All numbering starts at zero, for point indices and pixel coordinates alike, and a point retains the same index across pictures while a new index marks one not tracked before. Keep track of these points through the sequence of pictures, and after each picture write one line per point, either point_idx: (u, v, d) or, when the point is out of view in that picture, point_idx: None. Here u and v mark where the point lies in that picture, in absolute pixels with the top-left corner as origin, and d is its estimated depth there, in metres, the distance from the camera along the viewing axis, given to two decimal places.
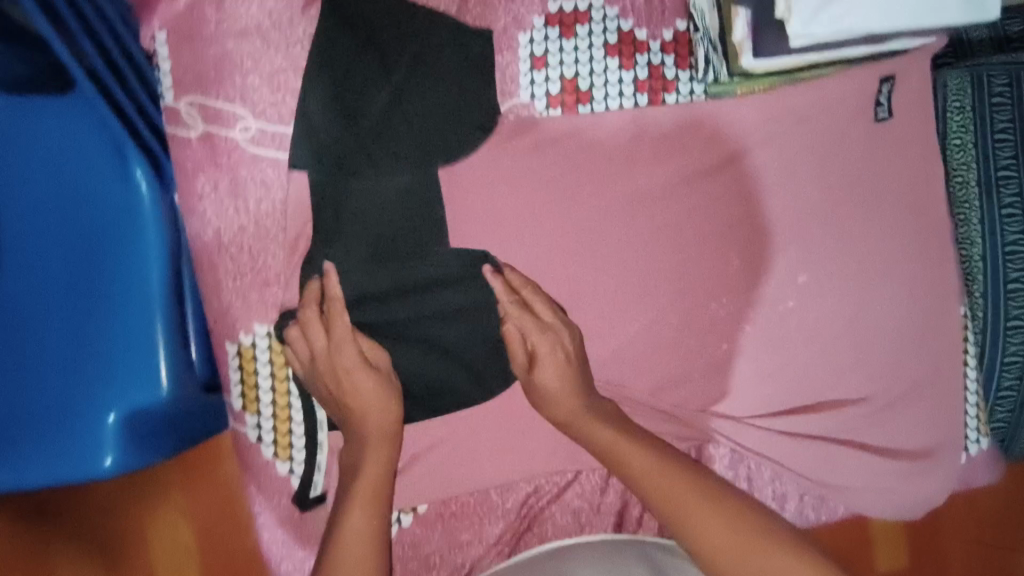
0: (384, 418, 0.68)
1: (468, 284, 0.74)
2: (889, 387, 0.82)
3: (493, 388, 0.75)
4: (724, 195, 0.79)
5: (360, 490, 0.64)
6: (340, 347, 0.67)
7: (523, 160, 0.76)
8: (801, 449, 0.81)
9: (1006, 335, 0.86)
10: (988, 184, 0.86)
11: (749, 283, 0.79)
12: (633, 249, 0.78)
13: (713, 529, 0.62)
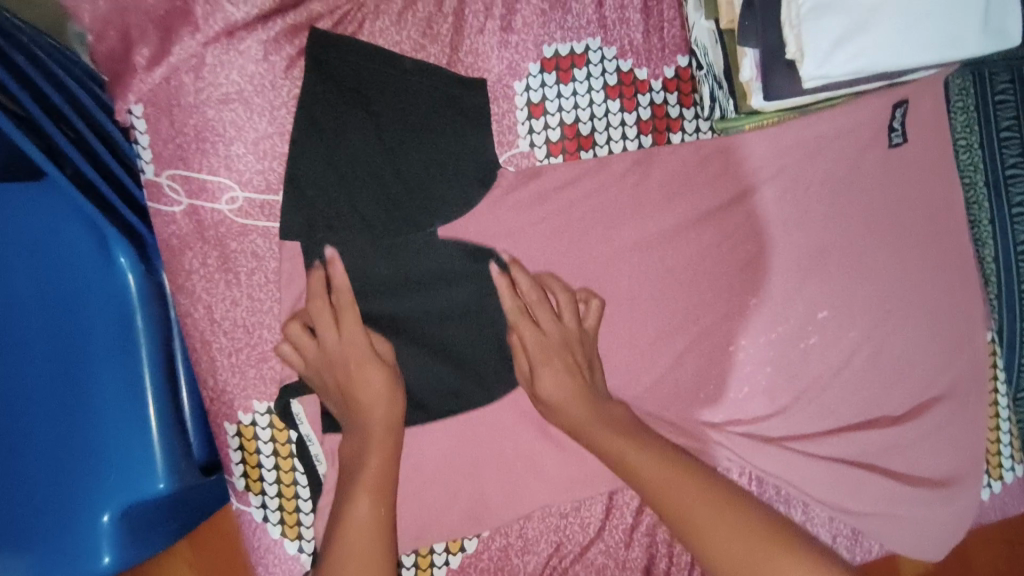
0: (390, 415, 0.64)
1: (468, 276, 0.71)
2: (932, 422, 0.75)
3: (494, 388, 0.72)
4: (738, 232, 0.75)
5: (365, 482, 0.61)
6: (349, 340, 0.64)
7: (524, 210, 0.72)
8: (826, 476, 0.73)
9: None
10: (997, 185, 0.79)
11: (770, 322, 0.75)
12: (646, 294, 0.74)
13: (723, 543, 0.55)
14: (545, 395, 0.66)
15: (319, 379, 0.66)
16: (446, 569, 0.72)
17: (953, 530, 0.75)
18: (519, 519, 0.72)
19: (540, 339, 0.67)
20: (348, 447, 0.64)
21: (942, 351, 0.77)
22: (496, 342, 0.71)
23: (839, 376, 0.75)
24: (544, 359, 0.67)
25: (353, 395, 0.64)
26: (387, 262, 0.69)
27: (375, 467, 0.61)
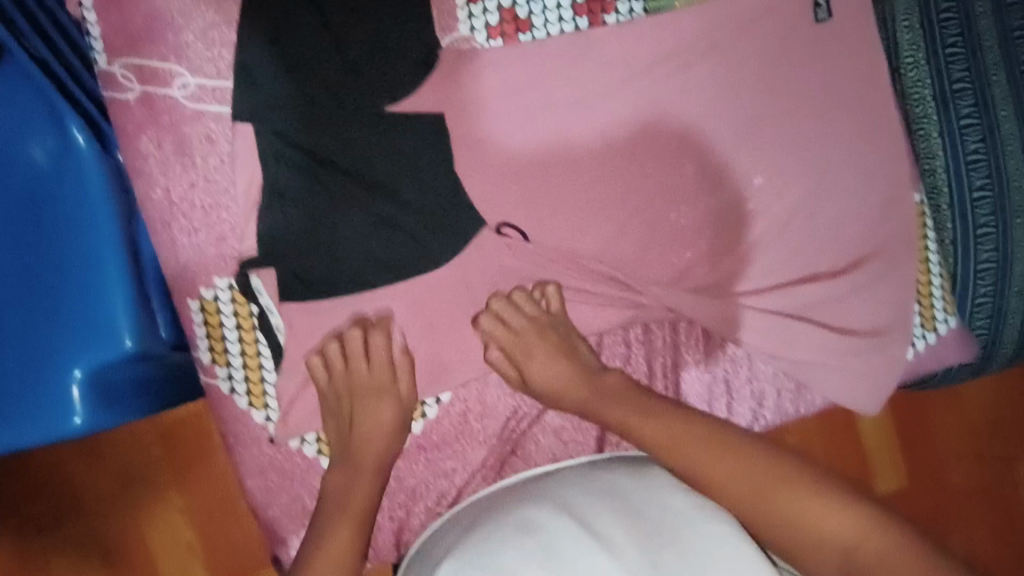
0: (383, 451, 0.73)
1: (412, 146, 0.75)
2: (864, 275, 0.80)
3: (442, 255, 0.75)
4: (675, 105, 0.78)
5: (348, 509, 0.69)
6: (376, 381, 0.73)
7: (467, 91, 0.75)
8: (763, 328, 0.80)
9: (977, 244, 0.82)
10: (943, 97, 0.81)
11: (707, 189, 0.79)
12: (588, 167, 0.78)
13: (723, 471, 0.67)
14: (535, 386, 0.75)
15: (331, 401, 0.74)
16: (408, 435, 0.77)
17: (881, 377, 0.81)
18: (477, 384, 0.77)
19: (532, 345, 0.74)
20: (335, 477, 0.72)
21: (874, 213, 0.81)
22: (449, 221, 0.75)
23: (776, 236, 0.80)
24: (531, 359, 0.75)
25: (359, 429, 0.72)
26: (339, 148, 0.73)
27: (360, 498, 0.70)
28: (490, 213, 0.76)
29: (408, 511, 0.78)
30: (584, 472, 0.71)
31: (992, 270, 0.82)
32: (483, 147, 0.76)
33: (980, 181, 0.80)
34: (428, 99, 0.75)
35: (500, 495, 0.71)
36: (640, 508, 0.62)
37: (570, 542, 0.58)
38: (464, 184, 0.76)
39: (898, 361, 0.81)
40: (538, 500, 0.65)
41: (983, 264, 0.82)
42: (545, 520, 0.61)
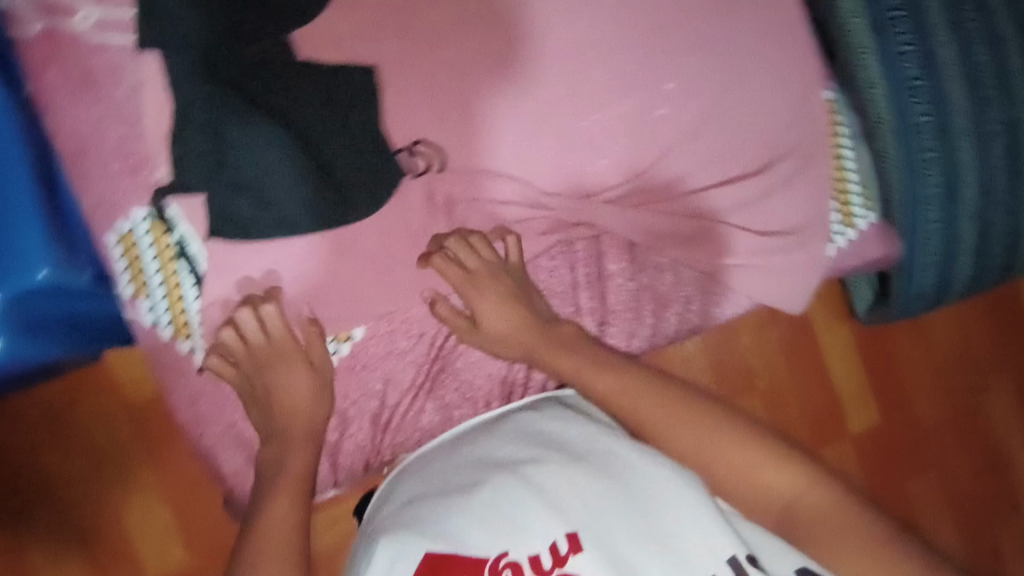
0: (310, 423, 0.75)
1: (330, 86, 0.76)
2: (774, 175, 0.83)
3: (361, 191, 0.76)
4: (580, 14, 0.79)
5: (286, 482, 0.72)
6: (279, 348, 0.75)
7: (372, 15, 0.78)
8: (682, 233, 0.82)
9: (922, 169, 0.94)
10: (880, 24, 0.92)
11: (619, 96, 0.79)
12: (498, 80, 0.78)
13: (693, 431, 0.71)
14: (493, 332, 0.79)
15: (246, 378, 0.75)
16: (337, 357, 0.79)
17: (802, 278, 0.85)
18: (401, 305, 0.80)
19: (481, 298, 0.78)
20: (270, 449, 0.74)
21: (782, 115, 0.83)
22: (369, 160, 0.76)
23: (688, 142, 0.81)
24: (485, 305, 0.79)
25: (280, 400, 0.75)
26: (256, 82, 0.75)
27: (296, 467, 0.73)
28: (402, 133, 0.78)
29: (341, 433, 0.81)
30: (536, 414, 0.77)
31: (937, 195, 0.95)
32: (391, 68, 0.77)
33: (919, 106, 0.92)
34: (335, 24, 0.77)
35: (457, 441, 0.78)
36: (579, 459, 0.69)
37: (512, 501, 0.66)
38: (379, 111, 0.77)
39: (812, 262, 0.85)
40: (488, 455, 0.72)
41: (931, 189, 0.94)
42: (492, 479, 0.68)
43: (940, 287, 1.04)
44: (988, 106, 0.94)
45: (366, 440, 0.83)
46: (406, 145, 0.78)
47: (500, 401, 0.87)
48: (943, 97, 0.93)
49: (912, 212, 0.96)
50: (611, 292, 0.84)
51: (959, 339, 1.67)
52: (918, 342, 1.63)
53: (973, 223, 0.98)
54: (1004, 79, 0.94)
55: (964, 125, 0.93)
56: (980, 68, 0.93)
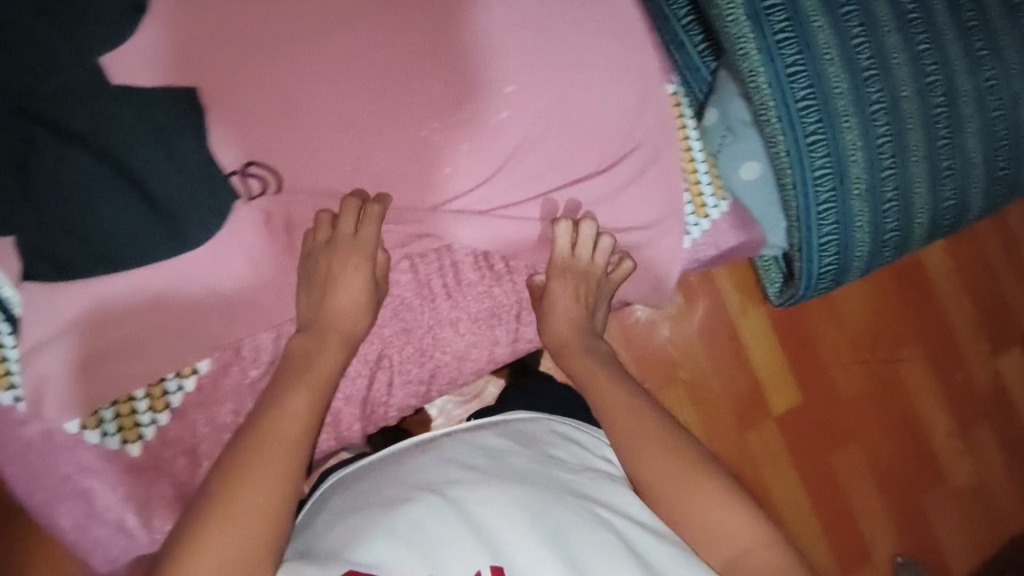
0: (349, 331, 0.71)
1: (147, 109, 0.72)
2: (622, 171, 0.83)
3: (190, 219, 0.73)
4: (410, 20, 0.78)
5: (310, 377, 0.66)
6: (357, 247, 0.72)
7: (188, 34, 0.74)
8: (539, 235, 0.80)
9: (810, 151, 0.99)
10: (756, 15, 0.97)
11: (456, 103, 0.78)
12: (328, 96, 0.76)
13: (657, 462, 0.68)
14: (551, 310, 0.79)
15: (314, 259, 0.72)
16: (181, 395, 0.74)
17: (658, 269, 0.86)
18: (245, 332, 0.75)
19: (564, 275, 0.79)
20: (302, 338, 0.70)
21: (626, 107, 0.83)
22: (196, 187, 0.73)
23: (535, 141, 0.80)
24: (563, 281, 0.79)
25: (334, 294, 0.71)
26: (67, 112, 0.70)
27: (324, 368, 0.68)
28: (234, 155, 0.75)
29: (192, 474, 0.74)
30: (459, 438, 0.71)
31: (826, 175, 1.00)
32: (216, 85, 0.74)
33: (799, 91, 0.97)
34: (152, 41, 0.73)
35: (388, 459, 0.70)
36: (520, 482, 0.65)
37: (448, 518, 0.59)
38: (204, 133, 0.74)
39: (670, 258, 0.87)
40: (427, 472, 0.65)
41: (818, 169, 0.99)
42: (431, 498, 0.61)
43: (840, 266, 1.08)
44: (868, 84, 1.00)
45: None
46: (237, 167, 0.75)
47: (360, 427, 0.79)
48: (823, 79, 0.98)
49: (805, 196, 1.00)
50: (471, 301, 0.81)
51: (897, 310, 1.50)
52: (837, 316, 1.47)
53: (863, 199, 1.02)
54: (880, 59, 1.01)
55: (847, 104, 0.99)
56: (856, 51, 1.00)
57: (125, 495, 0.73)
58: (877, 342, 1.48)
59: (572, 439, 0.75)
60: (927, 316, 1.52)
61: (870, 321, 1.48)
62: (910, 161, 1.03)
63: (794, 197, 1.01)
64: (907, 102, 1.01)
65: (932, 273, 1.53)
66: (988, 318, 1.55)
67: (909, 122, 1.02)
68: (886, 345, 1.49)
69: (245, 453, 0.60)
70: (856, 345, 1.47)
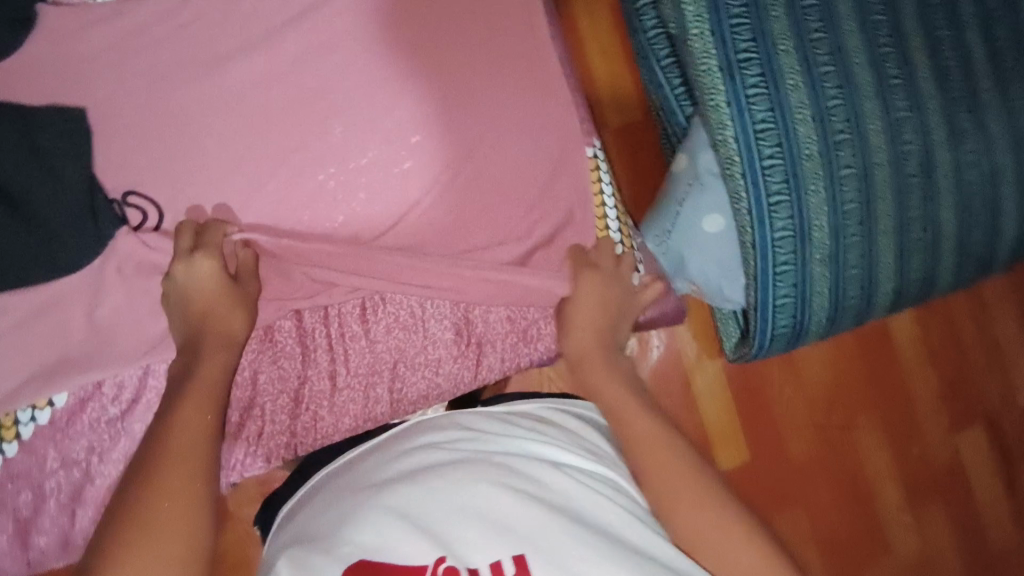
0: (226, 333, 0.68)
1: (32, 127, 0.69)
2: (529, 234, 0.80)
3: (62, 243, 0.69)
4: (316, 57, 0.75)
5: (197, 390, 0.63)
6: (205, 252, 0.68)
7: (77, 49, 0.71)
8: (432, 296, 0.78)
9: (771, 212, 0.94)
10: (730, 66, 0.94)
11: (355, 149, 0.75)
12: (221, 130, 0.73)
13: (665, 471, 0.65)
14: (572, 317, 0.78)
15: (169, 288, 0.69)
16: (34, 426, 0.70)
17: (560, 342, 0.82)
18: (112, 369, 0.71)
19: (590, 282, 0.79)
20: (182, 356, 0.67)
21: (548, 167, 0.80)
22: (72, 209, 0.69)
23: (440, 194, 0.76)
24: (587, 287, 0.79)
25: (194, 304, 0.68)
26: None
27: (212, 372, 0.65)
28: (114, 181, 0.71)
29: (36, 510, 0.72)
30: (458, 425, 0.68)
31: (786, 236, 0.95)
32: (102, 106, 0.71)
33: (766, 148, 0.93)
34: (38, 55, 0.70)
35: (387, 448, 0.67)
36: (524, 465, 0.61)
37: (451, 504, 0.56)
38: (88, 155, 0.70)
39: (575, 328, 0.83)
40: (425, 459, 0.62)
41: (779, 231, 0.95)
42: (433, 481, 0.58)
43: (794, 329, 1.03)
44: (839, 148, 0.95)
45: (65, 520, 0.73)
46: (117, 196, 0.71)
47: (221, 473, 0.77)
48: (793, 138, 0.94)
49: (763, 254, 0.96)
50: (352, 355, 0.77)
51: (858, 376, 1.36)
52: (792, 373, 1.33)
53: (824, 265, 0.98)
54: (855, 123, 0.96)
55: (816, 166, 0.95)
56: (830, 112, 0.95)
57: None
58: (832, 408, 1.34)
59: (567, 432, 0.71)
60: (892, 382, 1.37)
61: (824, 383, 1.34)
62: (877, 229, 0.98)
63: (750, 256, 0.97)
64: (880, 170, 0.97)
65: (896, 336, 1.38)
66: (948, 384, 1.40)
67: (880, 190, 0.97)
68: (841, 412, 1.34)
69: (153, 470, 0.58)
70: (810, 406, 1.34)
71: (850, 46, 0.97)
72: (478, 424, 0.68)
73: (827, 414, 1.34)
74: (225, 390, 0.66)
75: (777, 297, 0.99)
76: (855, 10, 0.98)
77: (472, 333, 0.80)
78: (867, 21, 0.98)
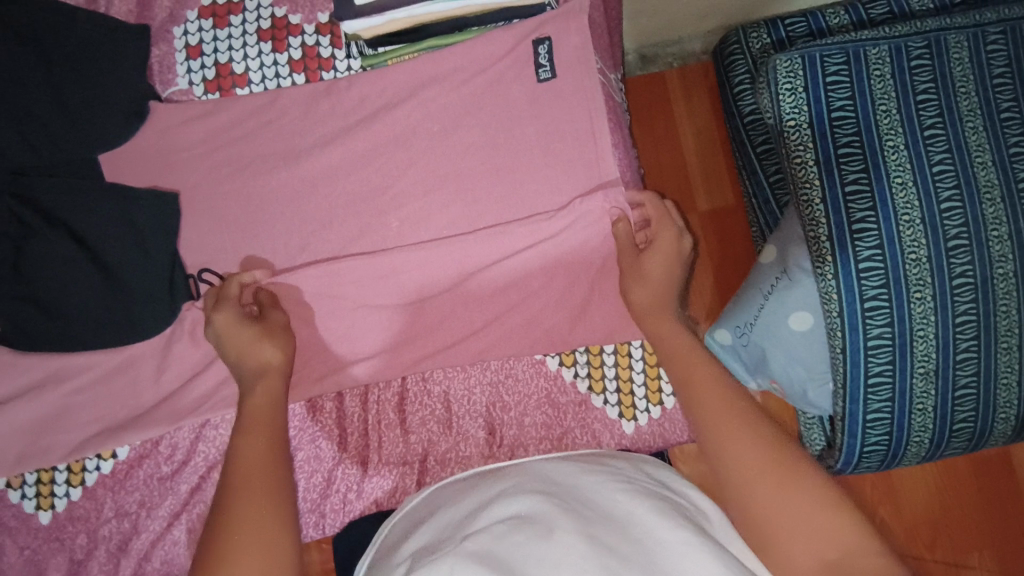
0: (259, 363, 0.67)
1: (128, 205, 0.77)
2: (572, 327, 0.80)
3: (141, 313, 0.76)
4: (382, 155, 0.80)
5: (251, 424, 0.61)
6: (223, 298, 0.71)
7: (178, 141, 0.81)
8: (471, 389, 0.81)
9: (867, 318, 0.85)
10: (828, 161, 0.87)
11: (406, 241, 0.79)
12: (290, 219, 0.80)
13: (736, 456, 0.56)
14: (653, 259, 0.72)
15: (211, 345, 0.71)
16: (98, 474, 0.78)
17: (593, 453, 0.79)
18: (169, 430, 0.78)
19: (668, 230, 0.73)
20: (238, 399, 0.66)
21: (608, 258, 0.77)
22: (153, 285, 0.76)
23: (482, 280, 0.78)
24: (664, 232, 0.73)
25: (222, 346, 0.69)
26: (55, 198, 0.76)
27: (262, 404, 0.63)
28: (195, 259, 0.79)
29: (88, 553, 0.78)
30: (519, 469, 0.58)
31: (884, 346, 0.86)
32: (192, 192, 0.80)
33: (866, 250, 0.85)
34: (147, 145, 0.81)
35: (448, 490, 0.59)
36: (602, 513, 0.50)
37: (534, 551, 0.45)
38: (174, 235, 0.78)
39: (612, 440, 0.79)
40: (495, 502, 0.52)
41: (875, 339, 0.86)
42: (501, 529, 0.47)
43: (890, 448, 0.92)
44: (951, 255, 0.84)
45: (111, 567, 0.78)
46: (194, 272, 0.79)
47: None
48: (898, 241, 0.84)
49: (856, 364, 0.87)
50: (386, 443, 0.80)
51: (966, 511, 1.10)
52: (892, 484, 1.11)
53: (926, 380, 0.87)
54: (976, 228, 0.84)
55: (923, 273, 0.84)
56: (945, 215, 0.84)
57: (27, 558, 0.78)
58: (938, 537, 1.10)
59: (648, 474, 0.58)
60: (1013, 523, 1.09)
61: (931, 504, 1.10)
62: (996, 347, 0.86)
63: (839, 360, 0.87)
64: (1001, 282, 0.84)
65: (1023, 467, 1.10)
66: None
67: (1002, 303, 0.84)
68: (948, 545, 1.09)
69: (229, 510, 0.53)
70: (907, 531, 1.10)
71: (973, 144, 0.86)
72: (544, 468, 0.58)
73: (932, 544, 1.09)
74: (280, 413, 0.64)
75: (870, 411, 0.89)
76: (981, 105, 0.87)
77: (504, 435, 0.80)
78: (996, 118, 0.86)
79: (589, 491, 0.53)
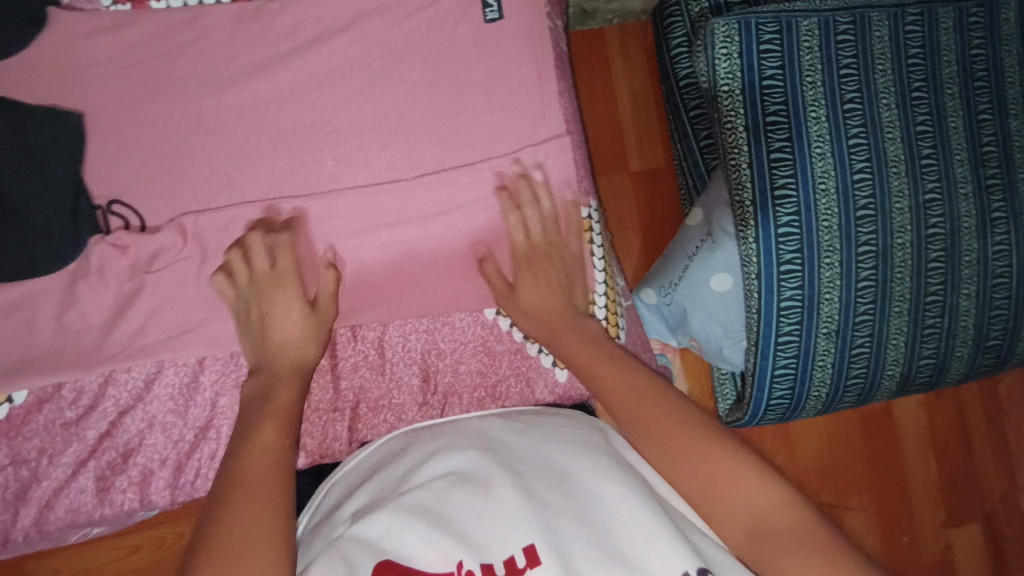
0: (300, 359, 0.68)
1: (27, 126, 0.69)
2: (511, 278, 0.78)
3: (41, 245, 0.70)
4: (316, 89, 0.75)
5: (275, 410, 0.62)
6: (280, 278, 0.70)
7: (83, 56, 0.72)
8: (406, 338, 0.79)
9: (781, 280, 0.90)
10: (756, 128, 0.89)
11: (341, 183, 0.75)
12: (212, 152, 0.74)
13: (671, 447, 0.56)
14: (525, 298, 0.74)
15: (248, 305, 0.71)
16: None
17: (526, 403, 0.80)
18: (73, 375, 0.72)
19: (533, 252, 0.76)
20: (255, 380, 0.67)
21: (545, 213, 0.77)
22: (53, 213, 0.70)
23: (417, 225, 0.76)
24: (529, 270, 0.75)
25: (274, 328, 0.69)
26: None
27: (283, 396, 0.64)
28: (103, 187, 0.72)
29: None
30: (455, 425, 0.59)
31: (794, 307, 0.91)
32: (100, 115, 0.72)
33: (785, 217, 0.89)
34: (44, 57, 0.72)
35: (391, 449, 0.60)
36: (534, 459, 0.52)
37: (473, 500, 0.47)
38: (79, 163, 0.71)
39: (545, 390, 0.80)
40: (433, 458, 0.53)
41: (787, 300, 0.91)
42: (439, 481, 0.49)
43: (792, 401, 0.98)
44: (859, 224, 0.90)
45: (7, 518, 0.72)
46: (102, 203, 0.72)
47: (168, 492, 0.76)
48: (813, 208, 0.89)
49: (768, 323, 0.92)
50: (315, 390, 0.78)
51: (855, 461, 1.21)
52: (794, 437, 1.19)
53: (829, 339, 0.93)
54: (881, 199, 0.90)
55: (834, 240, 0.89)
56: (857, 186, 0.90)
57: None
58: (829, 483, 1.20)
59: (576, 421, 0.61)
60: (891, 467, 1.21)
61: (825, 454, 1.20)
62: (890, 311, 0.93)
63: (753, 321, 0.92)
64: (899, 250, 0.91)
65: (902, 419, 1.22)
66: (952, 480, 1.22)
67: (897, 271, 0.91)
68: (836, 488, 1.20)
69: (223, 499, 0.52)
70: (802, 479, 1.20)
71: (886, 120, 0.91)
72: (480, 421, 0.60)
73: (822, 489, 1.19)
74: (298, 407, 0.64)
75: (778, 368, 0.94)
76: (895, 83, 0.92)
77: (438, 383, 0.79)
78: (907, 97, 0.91)
79: (523, 439, 0.56)
